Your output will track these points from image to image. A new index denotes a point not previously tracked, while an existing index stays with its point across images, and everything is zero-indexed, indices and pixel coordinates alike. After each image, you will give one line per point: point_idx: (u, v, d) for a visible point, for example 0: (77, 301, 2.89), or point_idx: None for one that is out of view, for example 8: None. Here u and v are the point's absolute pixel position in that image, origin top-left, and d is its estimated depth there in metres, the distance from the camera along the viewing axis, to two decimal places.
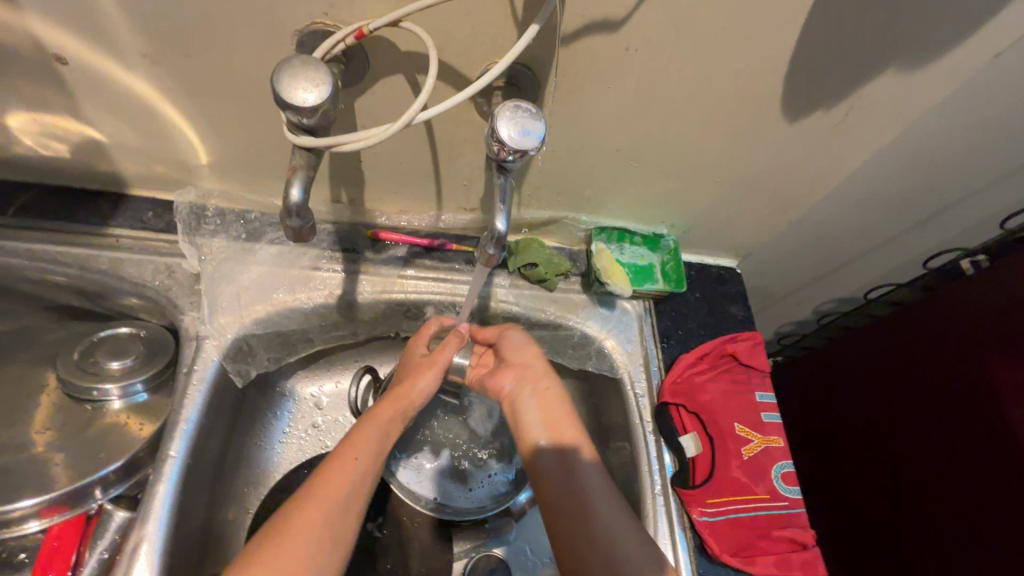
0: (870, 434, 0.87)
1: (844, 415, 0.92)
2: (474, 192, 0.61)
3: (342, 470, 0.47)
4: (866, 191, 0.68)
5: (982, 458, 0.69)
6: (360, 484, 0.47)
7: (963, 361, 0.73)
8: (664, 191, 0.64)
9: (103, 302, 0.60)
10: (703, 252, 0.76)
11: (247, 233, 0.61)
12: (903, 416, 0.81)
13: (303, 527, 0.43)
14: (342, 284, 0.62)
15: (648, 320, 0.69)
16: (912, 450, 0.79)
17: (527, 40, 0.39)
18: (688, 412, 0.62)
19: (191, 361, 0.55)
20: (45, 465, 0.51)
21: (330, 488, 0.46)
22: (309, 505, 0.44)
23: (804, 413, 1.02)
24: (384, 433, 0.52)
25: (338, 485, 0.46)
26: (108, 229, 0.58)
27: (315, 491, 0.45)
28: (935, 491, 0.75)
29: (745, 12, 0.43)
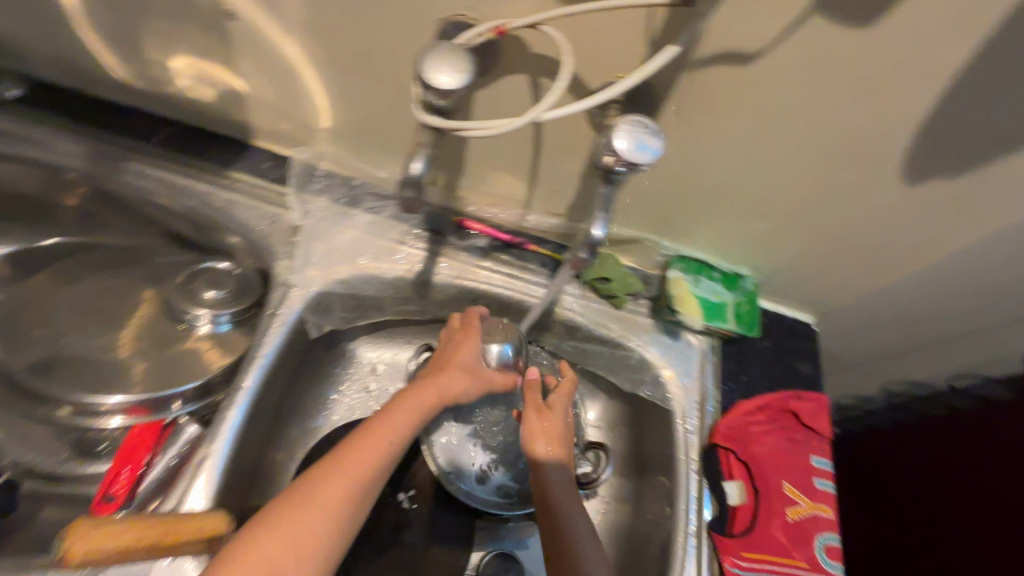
0: (935, 526, 0.82)
1: (908, 502, 0.87)
2: (564, 198, 0.62)
3: (359, 460, 0.49)
4: None
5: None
6: (374, 473, 0.49)
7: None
8: (755, 232, 0.62)
9: (210, 237, 0.65)
10: (782, 301, 0.73)
11: (348, 197, 0.65)
12: (977, 514, 0.76)
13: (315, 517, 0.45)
14: (422, 262, 0.65)
15: (711, 358, 0.68)
16: (981, 549, 0.75)
17: (662, 61, 0.39)
18: (737, 459, 0.61)
19: (277, 304, 0.59)
20: (129, 370, 0.58)
21: (344, 481, 0.48)
22: (323, 493, 0.46)
23: (861, 488, 0.96)
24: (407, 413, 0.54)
25: (352, 476, 0.48)
26: (228, 172, 0.64)
27: (331, 476, 0.48)
28: None
29: (886, 63, 0.42)
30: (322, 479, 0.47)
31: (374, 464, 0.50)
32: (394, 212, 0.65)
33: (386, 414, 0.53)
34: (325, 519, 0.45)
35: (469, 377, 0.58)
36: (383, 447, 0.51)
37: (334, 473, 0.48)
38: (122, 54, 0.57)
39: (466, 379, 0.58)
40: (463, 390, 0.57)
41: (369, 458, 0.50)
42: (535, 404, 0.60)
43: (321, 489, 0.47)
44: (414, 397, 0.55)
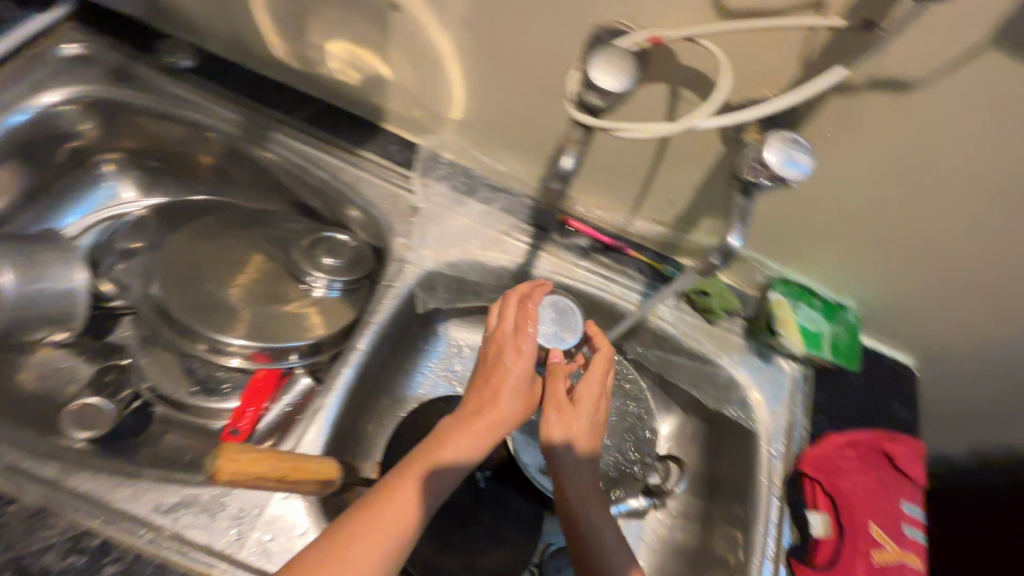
0: None
1: None
2: (675, 208, 0.63)
3: (397, 506, 0.44)
4: None
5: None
6: (415, 519, 0.44)
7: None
8: (869, 263, 0.61)
9: (334, 210, 0.71)
10: (884, 339, 0.70)
11: (464, 186, 0.69)
12: None
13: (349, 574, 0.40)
14: (525, 255, 0.67)
15: (802, 387, 0.66)
16: None
17: (829, 80, 0.41)
18: (824, 492, 0.59)
19: (392, 277, 0.64)
20: (252, 317, 0.62)
21: (377, 533, 0.42)
22: (355, 543, 0.41)
23: None
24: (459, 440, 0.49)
25: (388, 526, 0.43)
26: (360, 150, 0.69)
27: (361, 527, 0.42)
28: None
29: None
30: (354, 527, 0.42)
31: (412, 510, 0.44)
32: (504, 204, 0.68)
33: (435, 450, 0.48)
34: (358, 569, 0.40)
35: (520, 403, 0.52)
36: (424, 486, 0.46)
37: (367, 520, 0.43)
38: (288, 35, 0.63)
39: (518, 404, 0.52)
40: (507, 420, 0.51)
41: (405, 502, 0.44)
42: (558, 399, 0.54)
43: (353, 536, 0.41)
44: (462, 428, 0.49)
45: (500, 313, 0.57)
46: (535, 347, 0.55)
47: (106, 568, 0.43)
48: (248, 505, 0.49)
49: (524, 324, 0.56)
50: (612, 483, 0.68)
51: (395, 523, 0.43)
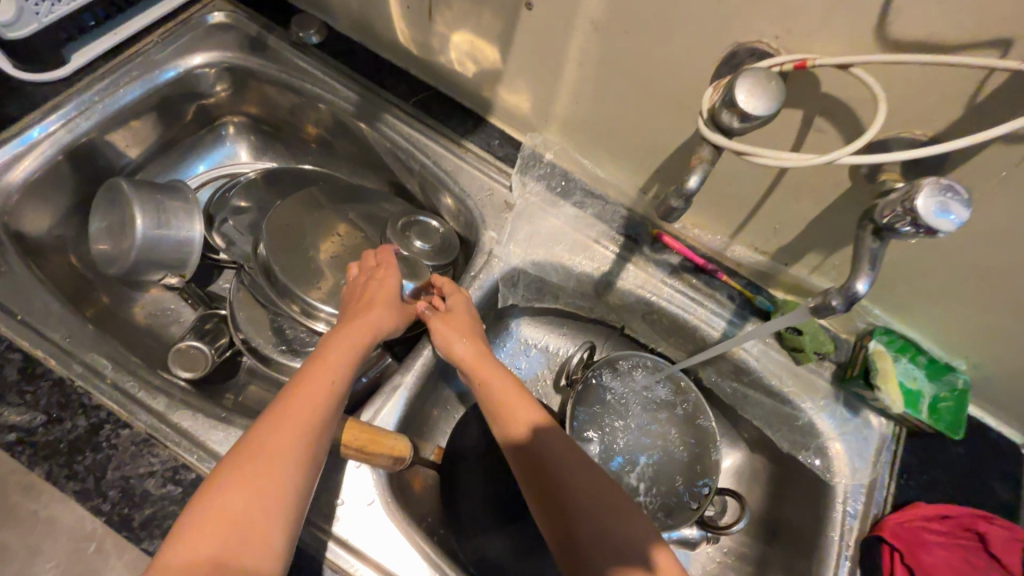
0: None
1: None
2: (779, 239, 0.60)
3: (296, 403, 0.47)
4: None
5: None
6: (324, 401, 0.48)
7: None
8: (992, 329, 0.56)
9: (429, 194, 0.72)
10: (991, 412, 0.64)
11: (560, 188, 0.68)
12: None
13: (271, 454, 0.44)
14: (611, 264, 0.67)
15: (891, 447, 0.62)
16: None
17: (1009, 128, 0.37)
18: (903, 563, 0.55)
19: (479, 269, 0.65)
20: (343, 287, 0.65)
21: (289, 419, 0.46)
22: (277, 431, 0.45)
23: None
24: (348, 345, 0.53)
25: (294, 411, 0.46)
26: (463, 140, 0.70)
27: (275, 419, 0.46)
28: None
29: None
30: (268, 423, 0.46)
31: (316, 395, 0.48)
32: (597, 211, 0.68)
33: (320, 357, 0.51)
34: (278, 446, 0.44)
35: (391, 312, 0.58)
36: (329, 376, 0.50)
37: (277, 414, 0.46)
38: (414, 23, 0.65)
39: (388, 306, 0.57)
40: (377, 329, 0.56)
41: (309, 389, 0.48)
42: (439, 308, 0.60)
43: (270, 427, 0.45)
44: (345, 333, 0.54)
45: (354, 266, 0.62)
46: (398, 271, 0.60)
47: None
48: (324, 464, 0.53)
49: (383, 260, 0.61)
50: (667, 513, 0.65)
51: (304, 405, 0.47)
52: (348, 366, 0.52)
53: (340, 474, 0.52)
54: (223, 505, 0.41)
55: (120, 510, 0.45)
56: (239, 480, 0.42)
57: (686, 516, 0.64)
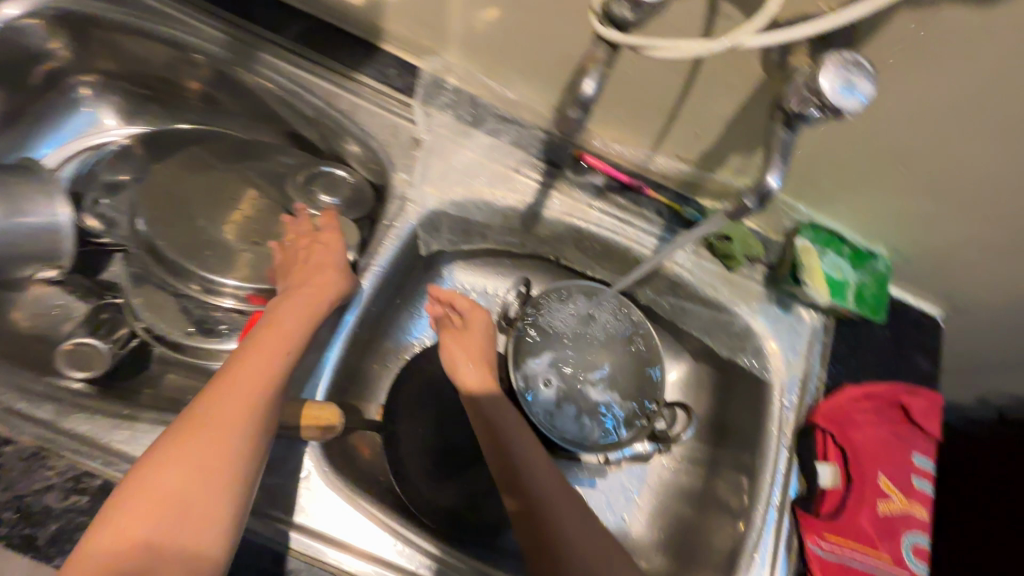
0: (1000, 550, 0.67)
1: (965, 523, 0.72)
2: (701, 144, 0.57)
3: (235, 379, 0.43)
4: None
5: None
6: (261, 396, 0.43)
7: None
8: (909, 211, 0.56)
9: (330, 141, 0.66)
10: (912, 290, 0.67)
11: (471, 116, 0.63)
12: None
13: (206, 435, 0.40)
14: (534, 194, 0.63)
15: (821, 338, 0.64)
16: None
17: None
18: (835, 443, 0.58)
19: (394, 215, 0.60)
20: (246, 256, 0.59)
21: (229, 395, 0.42)
22: (215, 410, 0.41)
23: None
24: (296, 322, 0.49)
25: (225, 411, 0.41)
26: (356, 74, 0.63)
27: (215, 394, 0.42)
28: None
29: None
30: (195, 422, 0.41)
31: (260, 370, 0.44)
32: (513, 137, 0.63)
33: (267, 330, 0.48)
34: (207, 450, 0.39)
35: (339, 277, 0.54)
36: (269, 363, 0.45)
37: (207, 413, 0.41)
38: None
39: (334, 283, 0.53)
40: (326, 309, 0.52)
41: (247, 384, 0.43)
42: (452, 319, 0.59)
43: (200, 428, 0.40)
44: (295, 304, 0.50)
45: (293, 230, 0.59)
46: (340, 237, 0.57)
47: None
48: None
49: (321, 226, 0.58)
50: (616, 435, 0.66)
51: (238, 402, 0.42)
52: (291, 352, 0.47)
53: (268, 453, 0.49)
54: (157, 482, 0.38)
55: (20, 532, 0.41)
56: (177, 455, 0.39)
57: (632, 436, 0.65)
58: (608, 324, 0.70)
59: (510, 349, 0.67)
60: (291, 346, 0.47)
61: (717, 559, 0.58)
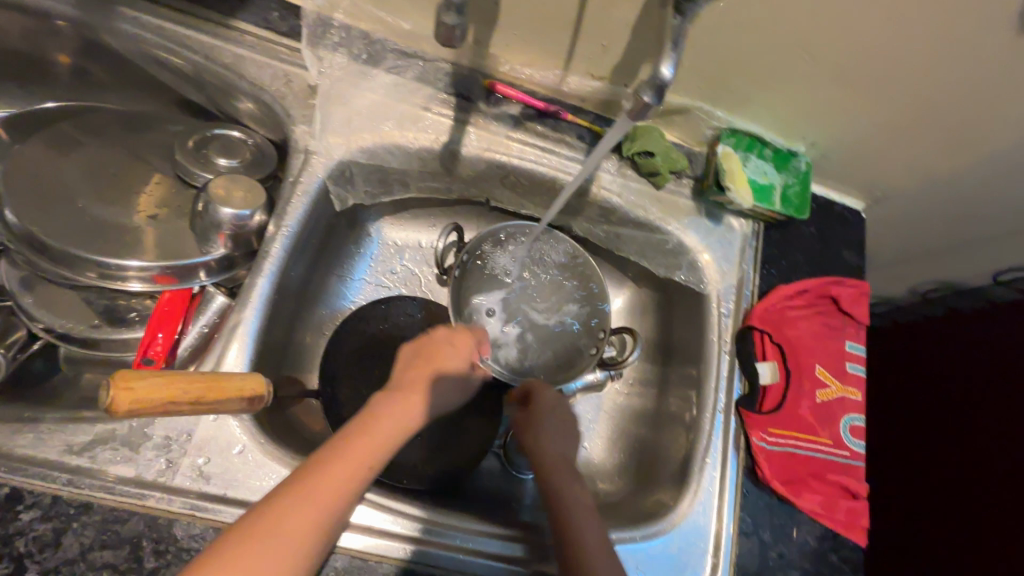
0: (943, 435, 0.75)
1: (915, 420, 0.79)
2: (611, 56, 0.55)
3: (327, 482, 0.39)
4: None
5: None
6: (356, 485, 0.40)
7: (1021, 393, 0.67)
8: (821, 100, 0.56)
9: (219, 100, 0.60)
10: (835, 186, 0.68)
11: (368, 55, 0.58)
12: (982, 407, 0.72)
13: (274, 541, 0.35)
14: (449, 132, 0.60)
15: (752, 243, 0.64)
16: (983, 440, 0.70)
17: None
18: (772, 342, 0.60)
19: (299, 170, 0.56)
20: (143, 234, 0.54)
21: (312, 499, 0.37)
22: (293, 513, 0.36)
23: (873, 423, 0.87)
24: (399, 428, 0.45)
25: (328, 488, 0.38)
26: (234, 21, 0.57)
27: (303, 489, 0.38)
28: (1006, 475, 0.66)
29: None
30: (306, 487, 0.38)
31: (348, 479, 0.40)
32: (417, 73, 0.59)
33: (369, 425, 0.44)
34: (296, 531, 0.36)
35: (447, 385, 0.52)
36: (378, 450, 0.43)
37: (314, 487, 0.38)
38: None
39: (445, 389, 0.51)
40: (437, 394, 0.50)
41: (346, 467, 0.40)
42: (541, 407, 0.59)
43: (286, 508, 0.36)
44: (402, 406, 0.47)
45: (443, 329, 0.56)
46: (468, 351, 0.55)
47: (21, 516, 0.40)
48: (177, 432, 0.46)
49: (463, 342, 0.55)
50: (566, 366, 0.66)
51: (321, 502, 0.38)
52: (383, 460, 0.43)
53: (191, 434, 0.46)
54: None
55: None
56: (239, 558, 0.34)
57: (585, 362, 0.65)
58: (552, 258, 0.69)
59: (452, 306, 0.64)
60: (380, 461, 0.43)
61: (672, 469, 0.60)
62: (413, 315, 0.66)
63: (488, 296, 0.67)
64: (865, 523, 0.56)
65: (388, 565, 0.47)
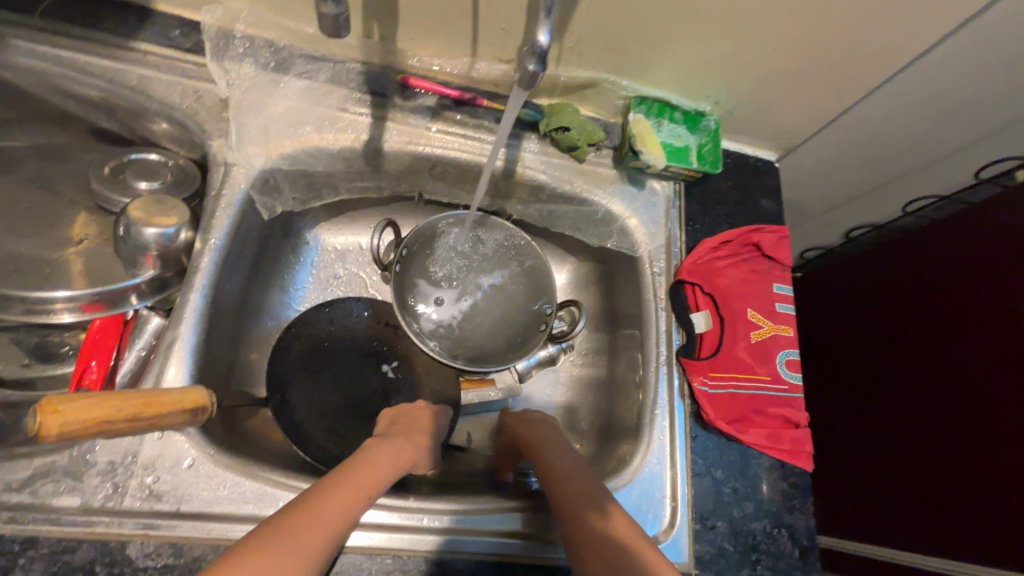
0: (902, 375, 0.81)
1: (877, 367, 0.86)
2: (512, 38, 0.57)
3: (338, 499, 0.41)
4: (926, 96, 0.63)
5: (981, 365, 0.69)
6: (357, 512, 0.42)
7: (925, 284, 0.80)
8: (715, 60, 0.59)
9: (131, 124, 0.60)
10: (746, 140, 0.72)
11: (276, 62, 0.59)
12: (922, 343, 0.79)
13: (292, 543, 0.36)
14: (369, 129, 0.61)
15: (676, 203, 0.67)
16: (930, 370, 0.76)
17: None
18: (704, 293, 0.63)
19: (220, 184, 0.56)
20: (65, 266, 0.53)
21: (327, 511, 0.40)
22: (317, 521, 0.39)
23: (838, 380, 0.93)
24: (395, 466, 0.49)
25: (336, 508, 0.41)
26: (134, 43, 0.57)
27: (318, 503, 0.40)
28: (960, 393, 0.72)
29: None
30: (324, 499, 0.41)
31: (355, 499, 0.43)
32: (329, 75, 0.60)
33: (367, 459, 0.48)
34: (310, 539, 0.37)
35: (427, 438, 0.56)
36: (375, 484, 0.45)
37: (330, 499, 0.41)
38: None
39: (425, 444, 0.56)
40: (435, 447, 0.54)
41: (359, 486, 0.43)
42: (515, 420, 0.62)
43: (301, 517, 0.38)
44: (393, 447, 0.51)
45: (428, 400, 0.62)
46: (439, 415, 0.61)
47: None
48: (121, 455, 0.45)
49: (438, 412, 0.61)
50: (518, 346, 0.67)
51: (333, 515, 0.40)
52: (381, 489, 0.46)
53: (135, 453, 0.46)
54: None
55: None
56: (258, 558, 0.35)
57: (535, 337, 0.66)
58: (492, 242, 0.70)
59: (393, 296, 0.65)
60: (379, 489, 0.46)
61: (626, 427, 0.62)
62: (360, 314, 0.68)
63: (429, 289, 0.68)
64: (811, 449, 0.59)
65: (407, 558, 0.48)
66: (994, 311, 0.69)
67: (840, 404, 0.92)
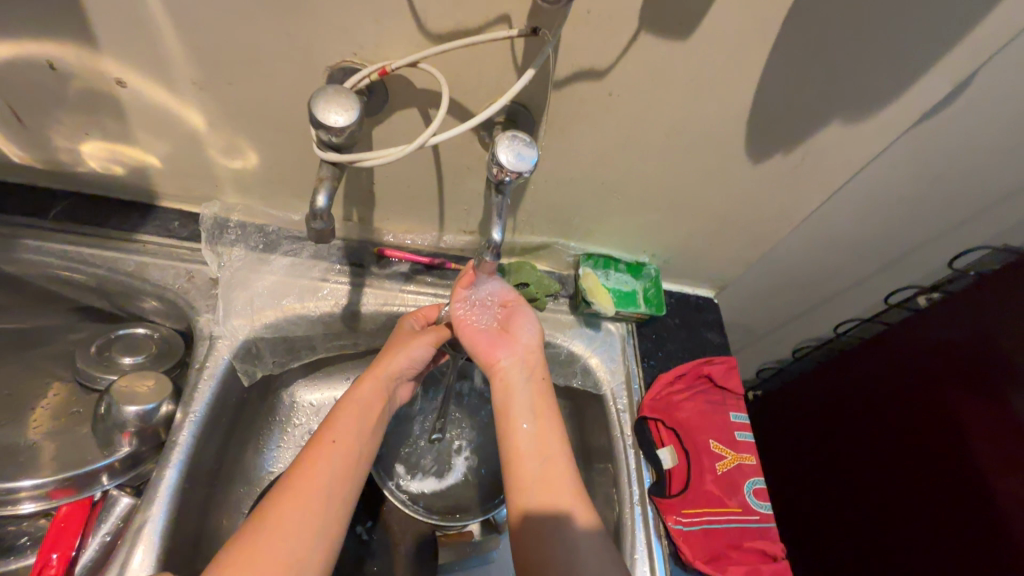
0: (882, 486, 0.82)
1: (854, 481, 0.88)
2: (473, 216, 0.66)
3: (287, 515, 0.45)
4: (822, 235, 0.75)
5: (964, 477, 0.71)
6: (313, 519, 0.46)
7: (883, 393, 0.84)
8: (647, 223, 0.69)
9: (119, 304, 0.64)
10: (685, 282, 0.82)
11: (264, 244, 0.67)
12: (891, 454, 0.81)
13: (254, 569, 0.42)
14: (347, 295, 0.67)
15: (631, 341, 0.74)
16: (910, 484, 0.78)
17: (524, 82, 0.44)
18: (667, 428, 0.66)
19: (203, 358, 0.60)
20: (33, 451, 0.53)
21: (272, 528, 0.44)
22: (264, 550, 0.43)
23: (823, 497, 0.94)
24: (354, 443, 0.52)
25: (281, 525, 0.45)
26: (136, 235, 0.64)
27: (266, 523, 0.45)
28: (939, 498, 0.73)
29: (699, 78, 0.49)
30: (272, 518, 0.45)
31: (311, 504, 0.46)
32: (312, 251, 0.68)
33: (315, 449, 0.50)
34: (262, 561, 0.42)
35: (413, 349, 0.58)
36: (322, 482, 0.48)
37: (303, 483, 0.47)
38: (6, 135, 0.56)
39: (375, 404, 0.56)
40: (431, 346, 0.60)
41: (312, 483, 0.48)
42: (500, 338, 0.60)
43: (251, 546, 0.43)
44: (340, 422, 0.53)
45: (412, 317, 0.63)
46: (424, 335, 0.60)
47: None
48: None
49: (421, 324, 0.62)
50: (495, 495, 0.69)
51: (284, 528, 0.45)
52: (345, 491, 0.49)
53: None
54: None
55: None
56: None
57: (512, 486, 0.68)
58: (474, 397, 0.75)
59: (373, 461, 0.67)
60: (336, 483, 0.49)
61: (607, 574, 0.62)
62: None
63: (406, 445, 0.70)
64: None
65: None
66: (977, 411, 0.70)
67: (830, 518, 0.92)
